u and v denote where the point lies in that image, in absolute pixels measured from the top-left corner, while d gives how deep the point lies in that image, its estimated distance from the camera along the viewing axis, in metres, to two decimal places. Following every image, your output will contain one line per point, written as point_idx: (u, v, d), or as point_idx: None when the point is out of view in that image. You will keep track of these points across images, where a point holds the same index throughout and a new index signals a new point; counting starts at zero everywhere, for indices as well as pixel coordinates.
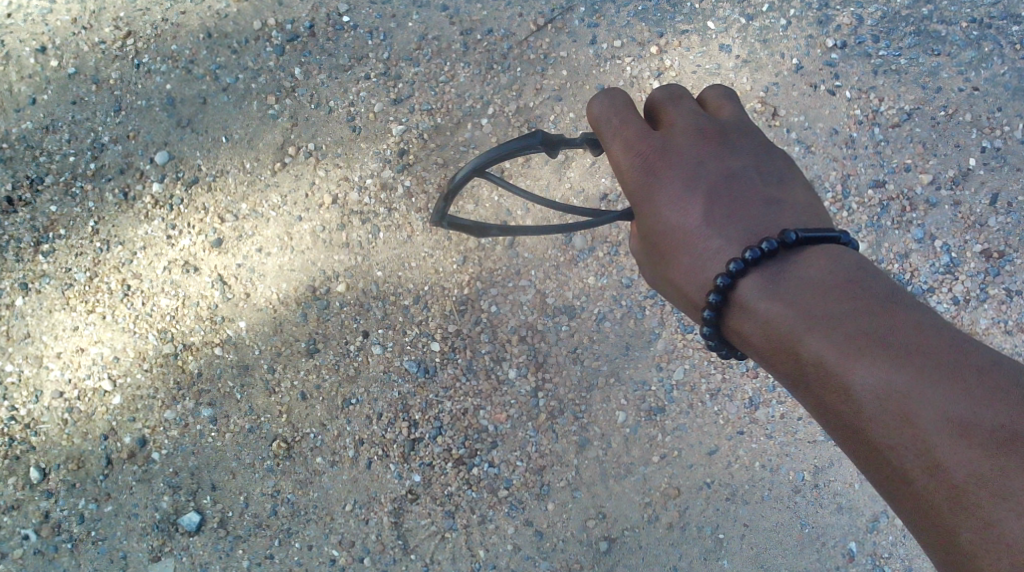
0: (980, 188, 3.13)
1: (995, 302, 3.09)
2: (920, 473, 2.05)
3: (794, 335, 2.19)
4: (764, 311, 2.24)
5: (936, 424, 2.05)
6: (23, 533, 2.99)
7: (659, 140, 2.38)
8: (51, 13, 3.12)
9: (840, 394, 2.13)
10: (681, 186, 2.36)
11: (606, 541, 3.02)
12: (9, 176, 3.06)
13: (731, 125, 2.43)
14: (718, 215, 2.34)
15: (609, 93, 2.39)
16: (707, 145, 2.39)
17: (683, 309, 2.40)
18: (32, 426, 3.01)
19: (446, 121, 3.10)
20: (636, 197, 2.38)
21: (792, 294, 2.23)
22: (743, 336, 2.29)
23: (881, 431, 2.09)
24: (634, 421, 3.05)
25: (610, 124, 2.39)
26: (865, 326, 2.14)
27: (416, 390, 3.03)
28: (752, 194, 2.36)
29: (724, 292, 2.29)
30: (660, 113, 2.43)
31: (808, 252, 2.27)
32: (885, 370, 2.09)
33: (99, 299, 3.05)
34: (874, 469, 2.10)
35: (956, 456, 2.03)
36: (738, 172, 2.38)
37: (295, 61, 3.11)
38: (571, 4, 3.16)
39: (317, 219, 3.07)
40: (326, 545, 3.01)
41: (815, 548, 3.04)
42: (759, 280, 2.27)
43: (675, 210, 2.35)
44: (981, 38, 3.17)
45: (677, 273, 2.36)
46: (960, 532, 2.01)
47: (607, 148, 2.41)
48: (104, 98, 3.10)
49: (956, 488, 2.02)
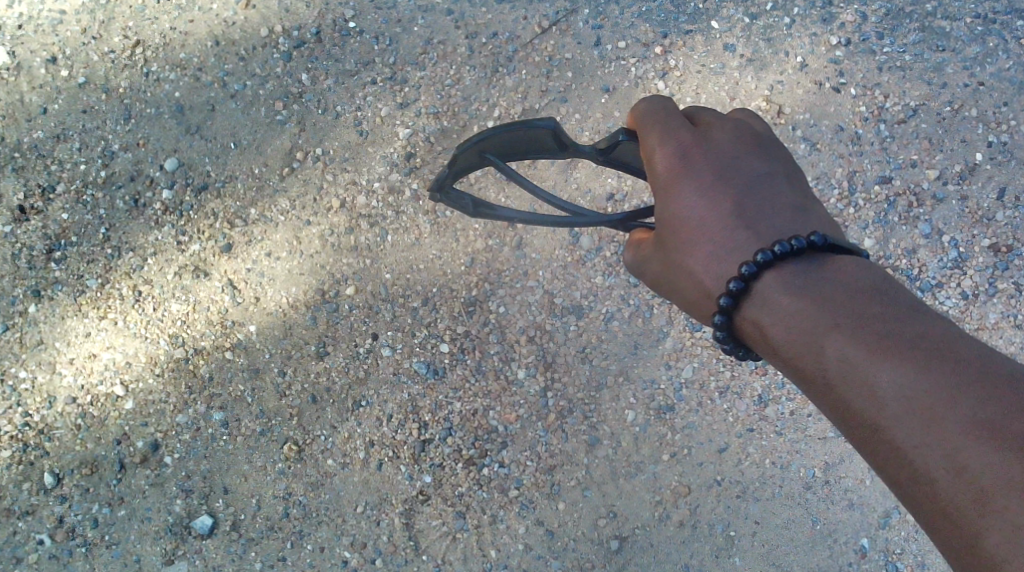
0: (987, 183, 3.12)
1: (1004, 296, 3.08)
2: (945, 474, 2.03)
3: (818, 333, 2.17)
4: (786, 309, 2.22)
5: (965, 427, 2.03)
6: (38, 538, 3.02)
7: (696, 135, 2.37)
8: (60, 24, 3.15)
9: (864, 392, 2.11)
10: (712, 177, 2.34)
11: (617, 540, 3.02)
12: (22, 185, 3.09)
13: (766, 137, 2.43)
14: (745, 211, 2.32)
15: (656, 94, 2.43)
16: (743, 146, 2.38)
17: (691, 301, 2.36)
18: (46, 432, 3.04)
19: (452, 123, 3.12)
20: (664, 184, 2.36)
21: (816, 294, 2.21)
22: (758, 334, 2.26)
23: (905, 430, 2.07)
24: (643, 420, 3.05)
25: (654, 116, 2.39)
26: (892, 328, 2.13)
27: (425, 392, 3.04)
28: (781, 197, 2.35)
29: (745, 282, 2.26)
30: (695, 115, 2.44)
31: (833, 258, 2.26)
32: (913, 371, 2.08)
33: (111, 305, 3.07)
34: (895, 469, 2.07)
35: (986, 459, 2.01)
36: (769, 175, 2.37)
37: (302, 67, 3.14)
38: (575, 6, 3.18)
39: (326, 223, 3.09)
40: (338, 547, 3.03)
41: (826, 545, 3.03)
42: (781, 279, 2.25)
43: (703, 198, 2.33)
44: (986, 33, 3.18)
45: (696, 261, 2.33)
46: (986, 535, 1.98)
47: (643, 138, 2.40)
48: (114, 107, 3.13)
49: (984, 490, 2.00)
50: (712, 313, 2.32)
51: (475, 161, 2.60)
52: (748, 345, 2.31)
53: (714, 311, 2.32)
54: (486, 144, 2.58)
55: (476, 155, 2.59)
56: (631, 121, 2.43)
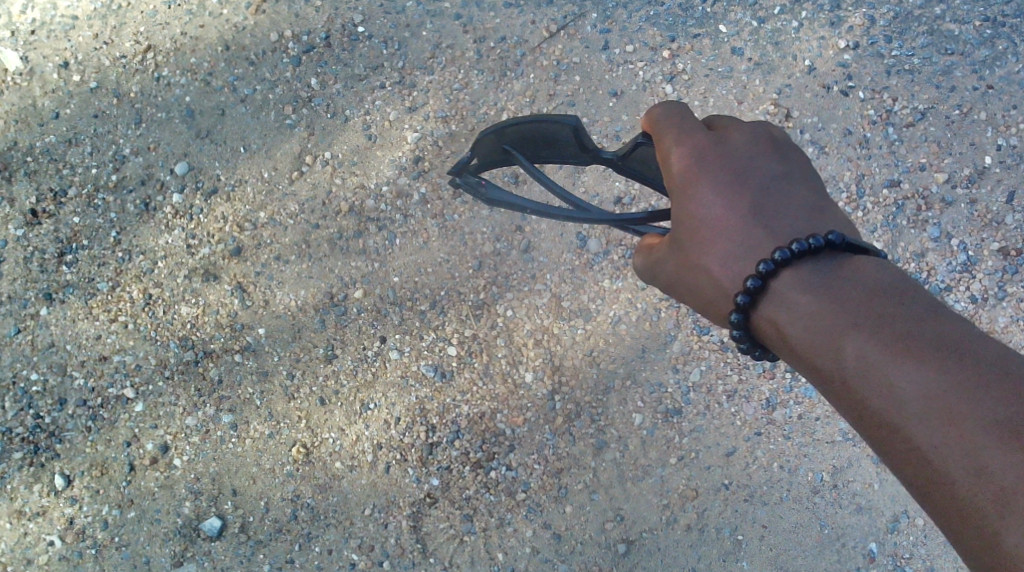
0: (996, 187, 3.12)
1: (1014, 300, 3.07)
2: (964, 474, 2.02)
3: (836, 332, 2.16)
4: (804, 308, 2.22)
5: (985, 427, 2.02)
6: (49, 539, 3.04)
7: (712, 136, 2.37)
8: (73, 29, 3.18)
9: (882, 392, 2.10)
10: (729, 178, 2.34)
11: (624, 543, 3.02)
12: (34, 189, 3.11)
13: (784, 138, 2.42)
14: (763, 211, 2.32)
15: (670, 98, 2.42)
16: (760, 147, 2.38)
17: (708, 300, 2.36)
18: (57, 433, 3.06)
19: (460, 127, 3.13)
20: (681, 185, 2.36)
21: (834, 293, 2.21)
22: (774, 333, 2.26)
23: (924, 429, 2.06)
24: (651, 423, 3.05)
25: (669, 119, 2.39)
26: (911, 327, 2.12)
27: (433, 395, 3.05)
28: (798, 196, 2.35)
29: (762, 280, 2.26)
30: (711, 118, 2.43)
31: (851, 257, 2.25)
32: (932, 371, 2.07)
33: (121, 307, 3.09)
34: (912, 469, 2.07)
35: (1005, 460, 2.00)
36: (787, 176, 2.36)
37: (311, 71, 3.15)
38: (583, 10, 3.19)
39: (335, 226, 3.10)
40: (346, 549, 3.03)
41: (835, 550, 3.03)
42: (797, 278, 2.24)
43: (720, 199, 2.33)
44: (995, 36, 3.17)
45: (714, 261, 2.32)
46: (1005, 536, 1.98)
47: (659, 140, 2.39)
48: (126, 111, 3.15)
49: (1003, 490, 1.99)
50: (729, 312, 2.31)
51: (495, 152, 2.68)
52: (765, 344, 2.30)
53: (731, 310, 2.32)
54: (505, 133, 2.64)
55: (495, 145, 2.66)
56: (645, 125, 2.42)
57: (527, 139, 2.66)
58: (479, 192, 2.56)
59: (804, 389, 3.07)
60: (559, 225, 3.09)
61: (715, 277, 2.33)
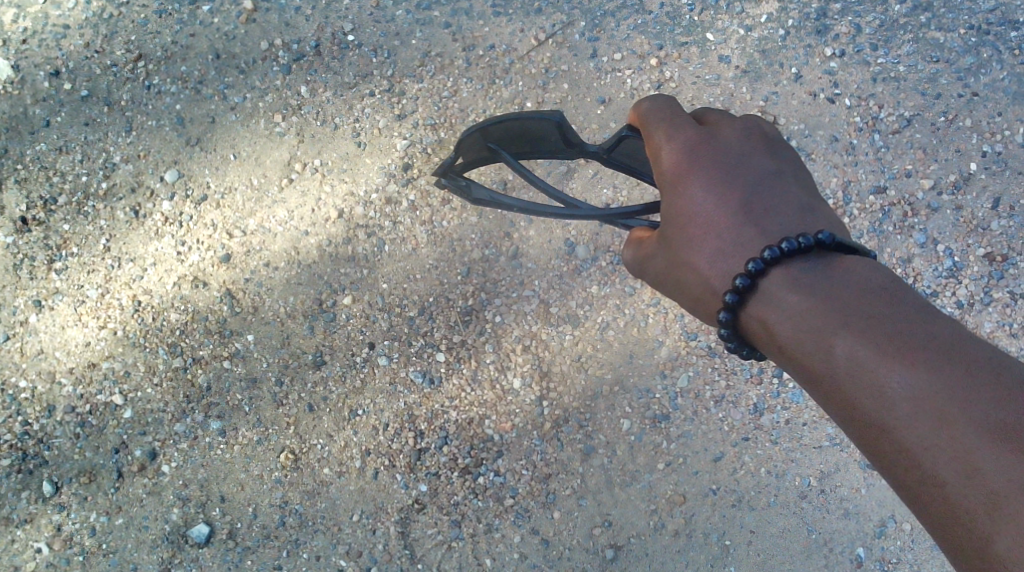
0: (982, 193, 3.14)
1: (999, 305, 3.11)
2: (955, 476, 2.02)
3: (827, 331, 2.16)
4: (792, 307, 2.22)
5: (977, 429, 2.03)
6: (36, 546, 3.04)
7: (704, 132, 2.39)
8: (64, 38, 3.17)
9: (873, 392, 2.10)
10: (720, 174, 2.35)
11: (612, 549, 3.03)
12: (23, 196, 3.12)
13: (775, 136, 2.45)
14: (753, 209, 2.34)
15: (659, 94, 2.44)
16: (751, 144, 2.41)
17: (696, 298, 2.36)
18: (45, 440, 3.06)
19: (449, 135, 3.15)
20: (671, 180, 2.37)
21: (824, 293, 2.21)
22: (764, 332, 2.26)
23: (915, 431, 2.06)
24: (639, 429, 3.06)
25: (659, 114, 2.41)
26: (903, 327, 2.12)
27: (422, 400, 3.06)
28: (788, 195, 2.37)
29: (751, 279, 2.27)
30: (702, 116, 2.46)
31: (841, 256, 2.26)
32: (922, 372, 2.07)
33: (110, 314, 3.09)
34: (901, 470, 2.07)
35: (995, 463, 2.01)
36: (777, 175, 2.38)
37: (301, 80, 3.17)
38: (571, 19, 3.20)
39: (324, 232, 3.11)
40: (334, 555, 3.04)
41: (822, 555, 3.04)
42: (786, 277, 2.25)
43: (710, 194, 2.34)
44: (980, 44, 3.20)
45: (702, 258, 2.33)
46: (996, 539, 1.98)
47: (649, 135, 2.41)
48: (116, 119, 3.15)
49: (993, 494, 2.00)
50: (717, 311, 2.32)
51: (480, 149, 2.72)
52: (753, 343, 2.31)
53: (720, 308, 2.32)
54: (490, 131, 2.69)
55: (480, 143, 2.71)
56: (634, 119, 2.44)
57: (512, 137, 2.70)
58: (467, 192, 2.59)
59: (791, 394, 3.08)
60: (547, 230, 3.10)
61: (704, 274, 2.34)
